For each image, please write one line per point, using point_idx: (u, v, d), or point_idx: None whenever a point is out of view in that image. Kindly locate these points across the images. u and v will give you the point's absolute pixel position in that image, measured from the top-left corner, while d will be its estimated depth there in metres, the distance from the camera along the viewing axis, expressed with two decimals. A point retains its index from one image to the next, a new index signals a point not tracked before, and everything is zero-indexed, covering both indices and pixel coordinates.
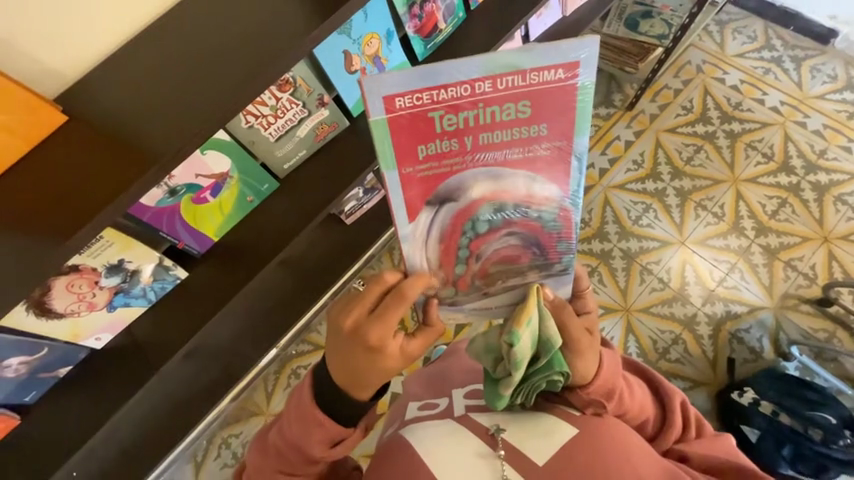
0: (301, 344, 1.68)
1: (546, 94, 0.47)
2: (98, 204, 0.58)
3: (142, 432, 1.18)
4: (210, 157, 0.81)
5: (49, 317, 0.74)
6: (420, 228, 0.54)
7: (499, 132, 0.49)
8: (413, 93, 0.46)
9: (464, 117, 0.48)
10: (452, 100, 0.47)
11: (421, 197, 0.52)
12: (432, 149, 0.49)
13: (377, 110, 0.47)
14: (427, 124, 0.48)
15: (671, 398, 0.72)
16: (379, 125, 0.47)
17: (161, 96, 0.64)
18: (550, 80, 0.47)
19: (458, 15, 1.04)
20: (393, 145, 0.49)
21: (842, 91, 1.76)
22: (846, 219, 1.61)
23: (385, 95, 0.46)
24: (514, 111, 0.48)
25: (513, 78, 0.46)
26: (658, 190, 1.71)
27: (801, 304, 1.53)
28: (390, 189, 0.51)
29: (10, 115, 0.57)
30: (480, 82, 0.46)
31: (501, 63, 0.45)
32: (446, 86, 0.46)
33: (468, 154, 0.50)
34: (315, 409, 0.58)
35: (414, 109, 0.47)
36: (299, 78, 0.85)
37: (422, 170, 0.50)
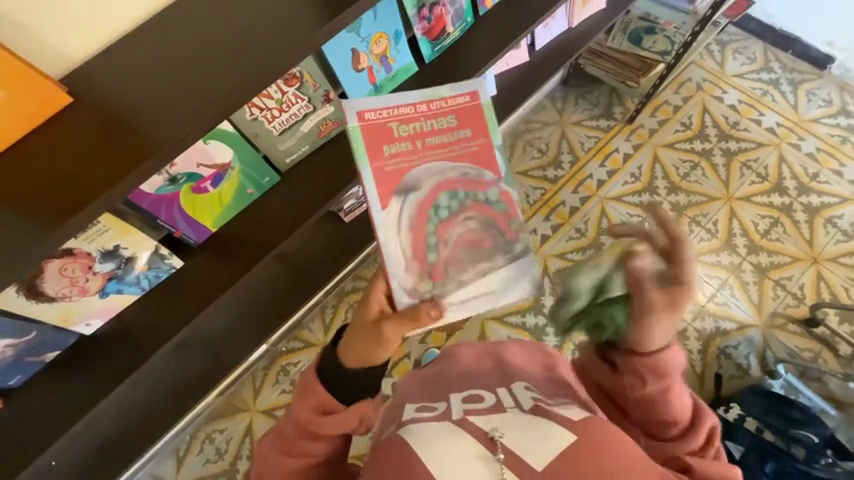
0: (292, 341, 1.66)
1: (463, 111, 0.72)
2: (99, 187, 0.58)
3: (126, 421, 1.17)
4: (213, 147, 0.81)
5: (39, 300, 0.73)
6: (392, 212, 0.67)
7: (441, 136, 0.70)
8: (379, 110, 0.68)
9: (415, 127, 0.69)
10: (404, 116, 0.69)
11: (391, 188, 0.67)
12: (396, 149, 0.68)
13: (353, 121, 0.68)
14: (390, 131, 0.68)
15: (682, 407, 0.67)
16: (354, 132, 0.67)
17: (168, 83, 0.64)
18: (464, 102, 0.73)
19: (466, 20, 1.05)
20: (365, 147, 0.67)
21: (836, 116, 1.80)
22: (836, 241, 1.63)
23: (360, 111, 0.68)
24: (447, 122, 0.71)
25: (441, 101, 0.71)
26: (654, 204, 1.73)
27: (789, 323, 1.56)
28: (367, 180, 0.67)
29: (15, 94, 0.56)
30: (420, 104, 0.70)
31: (431, 93, 0.71)
32: (399, 108, 0.69)
33: (420, 151, 0.69)
34: (314, 378, 0.65)
35: (379, 120, 0.68)
36: (306, 73, 0.86)
37: (390, 164, 0.68)
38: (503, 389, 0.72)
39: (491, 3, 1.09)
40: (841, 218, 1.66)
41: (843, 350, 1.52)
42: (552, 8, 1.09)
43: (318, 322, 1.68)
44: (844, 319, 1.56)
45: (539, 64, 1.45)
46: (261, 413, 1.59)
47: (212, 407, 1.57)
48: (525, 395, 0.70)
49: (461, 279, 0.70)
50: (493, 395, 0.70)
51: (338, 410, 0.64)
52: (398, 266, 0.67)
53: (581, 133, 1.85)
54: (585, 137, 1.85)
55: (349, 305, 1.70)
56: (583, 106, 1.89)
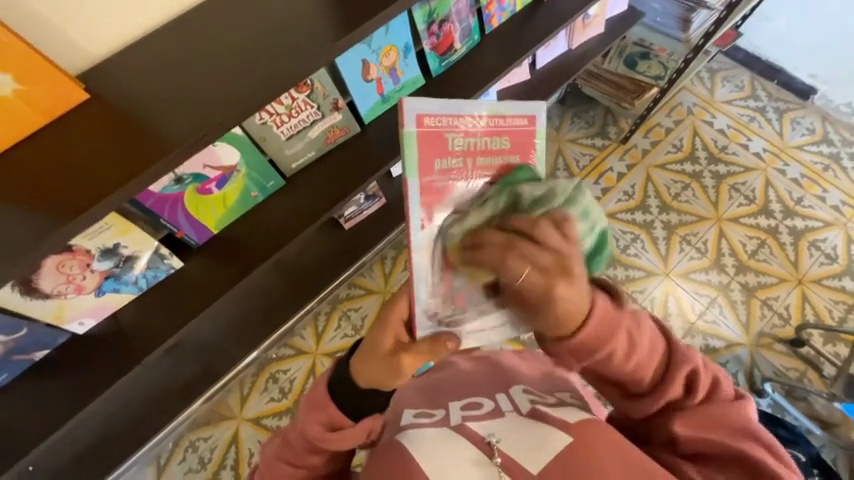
0: (283, 348, 1.64)
1: (519, 134, 0.59)
2: (110, 185, 0.58)
3: (110, 426, 1.13)
4: (221, 150, 0.82)
5: (33, 297, 0.72)
6: (433, 233, 0.57)
7: (489, 158, 0.58)
8: (436, 116, 0.55)
9: (468, 142, 0.57)
10: (461, 128, 0.57)
11: (433, 206, 0.56)
12: (444, 164, 0.56)
13: (410, 123, 0.54)
14: (444, 142, 0.56)
15: (650, 364, 0.61)
16: (409, 135, 0.54)
17: (184, 84, 0.65)
18: (521, 124, 0.59)
19: (473, 37, 1.09)
20: (416, 156, 0.55)
21: (819, 144, 1.87)
22: (819, 264, 1.68)
23: (417, 113, 0.55)
24: (499, 143, 0.58)
25: (500, 120, 0.58)
26: (646, 222, 1.77)
27: (775, 343, 1.59)
28: (411, 194, 0.55)
29: (35, 88, 0.57)
30: (479, 118, 0.57)
31: (490, 108, 0.58)
32: (457, 116, 0.56)
33: (470, 172, 0.57)
34: (324, 394, 0.63)
35: (434, 128, 0.56)
36: (317, 81, 0.87)
37: (438, 180, 0.56)
38: (502, 393, 0.72)
39: (497, 23, 1.13)
40: (825, 241, 1.71)
41: (827, 371, 1.55)
42: (554, 30, 1.13)
43: (310, 329, 1.66)
44: (827, 341, 1.60)
45: (539, 83, 1.49)
46: (248, 421, 1.55)
47: (197, 414, 1.53)
48: (522, 398, 0.69)
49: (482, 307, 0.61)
50: (491, 401, 0.70)
51: (346, 426, 0.63)
52: (426, 291, 0.59)
53: (576, 151, 1.90)
54: (580, 155, 1.90)
55: (343, 313, 1.68)
56: (579, 125, 1.95)
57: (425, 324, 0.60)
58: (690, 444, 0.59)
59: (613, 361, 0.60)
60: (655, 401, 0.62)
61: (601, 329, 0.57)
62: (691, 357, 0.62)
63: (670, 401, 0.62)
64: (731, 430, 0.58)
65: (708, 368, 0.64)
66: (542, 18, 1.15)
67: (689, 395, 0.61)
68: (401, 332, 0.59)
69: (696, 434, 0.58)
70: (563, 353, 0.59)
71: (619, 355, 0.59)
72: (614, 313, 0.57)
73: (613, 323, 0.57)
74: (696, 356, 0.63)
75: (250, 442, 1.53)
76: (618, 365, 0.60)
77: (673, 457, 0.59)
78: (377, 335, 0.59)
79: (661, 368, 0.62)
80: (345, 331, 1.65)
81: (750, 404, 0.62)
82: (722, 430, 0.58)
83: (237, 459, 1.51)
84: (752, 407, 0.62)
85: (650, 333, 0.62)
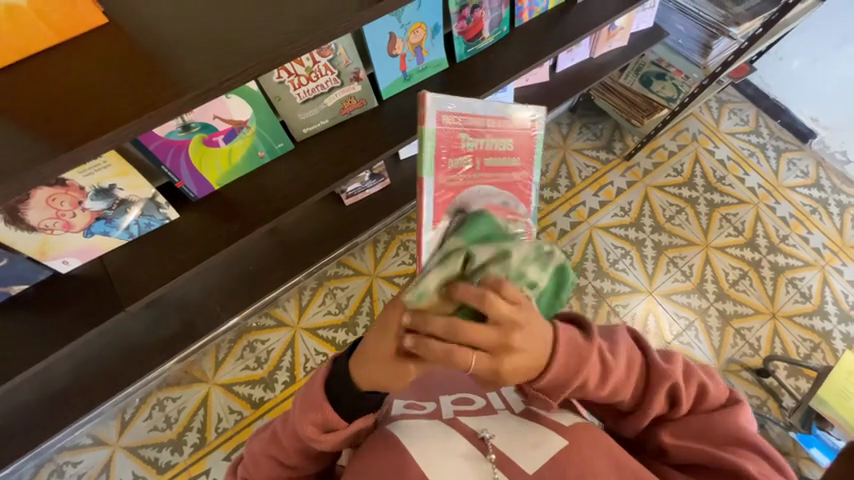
0: (264, 318, 1.62)
1: (523, 139, 0.63)
2: (124, 117, 0.56)
3: (75, 375, 1.09)
4: (233, 102, 0.79)
5: (18, 227, 0.68)
6: (440, 235, 0.57)
7: (498, 159, 0.61)
8: (455, 115, 0.57)
9: (481, 142, 0.59)
10: (474, 126, 0.59)
11: (446, 205, 0.57)
12: (458, 163, 0.58)
13: (430, 121, 0.55)
14: (458, 140, 0.57)
15: (628, 387, 0.66)
16: (428, 131, 0.55)
17: (206, 27, 0.62)
18: (524, 128, 0.64)
19: (502, 29, 1.07)
20: (432, 153, 0.56)
21: (811, 187, 1.93)
22: (794, 301, 1.75)
23: (439, 110, 0.55)
24: (506, 145, 0.62)
25: (508, 123, 0.62)
26: (638, 240, 1.81)
27: (742, 371, 1.64)
28: (425, 192, 0.55)
29: (54, 4, 0.53)
30: (488, 119, 0.60)
31: (498, 111, 0.61)
32: (471, 114, 0.59)
33: (479, 172, 0.59)
34: (320, 396, 0.60)
35: (452, 126, 0.57)
36: (341, 47, 0.85)
37: (450, 179, 0.57)
38: (494, 392, 0.74)
39: (527, 18, 1.12)
40: (801, 280, 1.78)
41: (785, 402, 1.62)
42: (582, 34, 1.12)
43: (294, 302, 1.65)
44: (791, 374, 1.66)
45: (556, 86, 1.49)
46: (219, 386, 1.53)
47: (168, 373, 1.50)
48: (514, 397, 0.72)
49: None
50: (483, 399, 0.71)
51: (340, 428, 0.61)
52: None
53: (580, 161, 1.92)
54: (583, 165, 1.91)
55: (330, 290, 1.67)
56: (586, 136, 1.97)
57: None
58: (681, 455, 0.65)
59: (586, 389, 0.63)
60: (640, 416, 0.68)
61: (569, 363, 0.58)
62: (671, 372, 0.67)
63: (656, 411, 0.67)
64: (716, 442, 0.64)
65: (692, 375, 0.69)
66: (571, 21, 1.14)
67: (675, 405, 0.67)
68: None
69: (683, 445, 0.65)
70: (537, 394, 0.62)
71: (592, 383, 0.62)
72: (579, 344, 0.60)
73: (581, 351, 0.59)
74: (677, 369, 0.68)
75: (220, 407, 1.51)
76: (593, 392, 0.64)
77: (666, 468, 0.65)
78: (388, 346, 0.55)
79: (640, 387, 0.68)
80: (329, 309, 1.64)
81: (741, 409, 0.68)
82: (708, 441, 0.64)
83: (204, 422, 1.49)
84: (744, 412, 0.68)
85: (625, 357, 0.66)
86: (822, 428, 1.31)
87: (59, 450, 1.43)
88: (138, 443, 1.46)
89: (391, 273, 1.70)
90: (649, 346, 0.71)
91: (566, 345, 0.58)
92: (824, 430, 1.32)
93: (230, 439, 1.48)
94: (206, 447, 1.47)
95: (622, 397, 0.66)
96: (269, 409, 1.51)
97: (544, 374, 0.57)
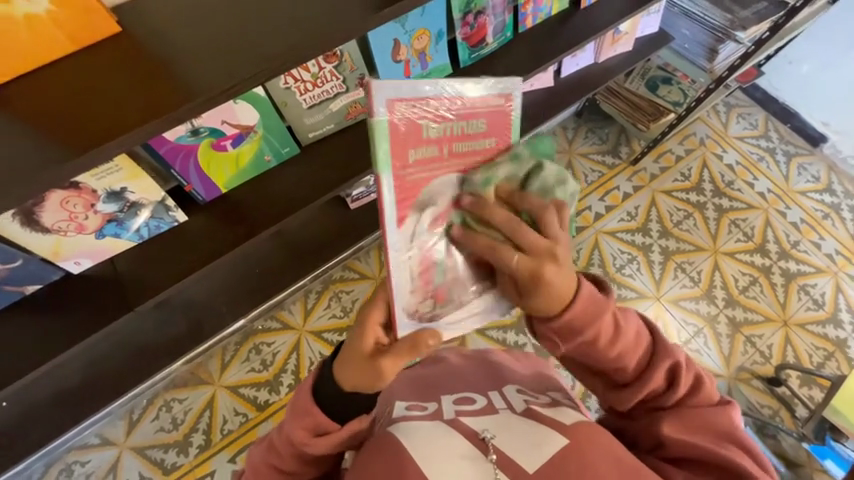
0: (269, 320, 1.63)
1: (493, 116, 0.59)
2: (133, 122, 0.58)
3: (85, 375, 1.11)
4: (241, 108, 0.81)
5: (33, 229, 0.71)
6: (408, 232, 0.56)
7: (467, 143, 0.58)
8: (408, 101, 0.52)
9: (445, 128, 0.55)
10: (435, 111, 0.54)
11: (411, 201, 0.55)
12: (421, 154, 0.54)
13: (381, 112, 0.50)
14: (420, 130, 0.53)
15: (635, 352, 0.66)
16: (381, 123, 0.51)
17: (216, 35, 0.64)
18: (492, 104, 0.59)
19: (505, 35, 1.09)
20: (389, 146, 0.52)
21: (822, 192, 1.90)
22: (806, 308, 1.71)
23: (389, 98, 0.51)
24: (476, 127, 0.58)
25: (472, 99, 0.57)
26: (645, 245, 1.79)
27: (753, 379, 1.61)
28: (385, 190, 0.52)
29: (69, 14, 0.56)
30: (450, 100, 0.56)
31: (459, 89, 0.56)
32: (430, 98, 0.54)
33: (446, 160, 0.57)
34: (308, 400, 0.61)
35: (409, 115, 0.52)
36: (346, 53, 0.87)
37: (413, 173, 0.54)
38: (495, 391, 0.74)
39: (531, 24, 1.13)
40: (814, 286, 1.74)
41: (798, 412, 1.58)
42: (586, 39, 1.13)
43: (299, 305, 1.66)
44: (804, 383, 1.62)
45: (562, 91, 1.50)
46: (225, 388, 1.54)
47: (175, 375, 1.52)
48: (516, 396, 0.72)
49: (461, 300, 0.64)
50: (484, 397, 0.71)
51: (332, 430, 0.62)
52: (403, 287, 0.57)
53: (586, 166, 1.92)
54: (589, 170, 1.91)
55: (335, 294, 1.68)
56: (592, 141, 1.96)
57: (406, 324, 0.59)
58: (677, 449, 0.63)
59: (597, 346, 0.63)
60: (639, 390, 0.67)
61: (587, 309, 0.61)
62: (674, 351, 0.68)
63: (651, 392, 0.67)
64: (712, 438, 0.63)
65: (690, 366, 0.69)
66: (575, 26, 1.14)
67: (671, 391, 0.67)
68: (381, 333, 0.58)
69: (681, 437, 0.63)
70: (548, 334, 0.63)
71: (603, 338, 0.63)
72: (599, 299, 0.61)
73: (600, 305, 0.61)
74: (679, 353, 0.68)
75: (225, 409, 1.52)
76: (601, 351, 0.64)
77: (661, 462, 0.64)
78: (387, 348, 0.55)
79: (645, 357, 0.68)
80: (334, 312, 1.65)
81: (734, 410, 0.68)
82: (705, 436, 0.63)
83: (210, 424, 1.50)
84: (734, 414, 0.67)
85: (637, 322, 0.67)
86: (837, 439, 1.27)
87: (68, 449, 1.45)
88: (145, 444, 1.48)
89: None
90: (657, 329, 0.71)
91: (586, 299, 0.60)
92: (838, 441, 1.28)
93: (235, 441, 1.49)
94: (212, 449, 1.48)
95: (630, 359, 0.66)
96: (274, 412, 1.52)
97: (564, 310, 0.60)
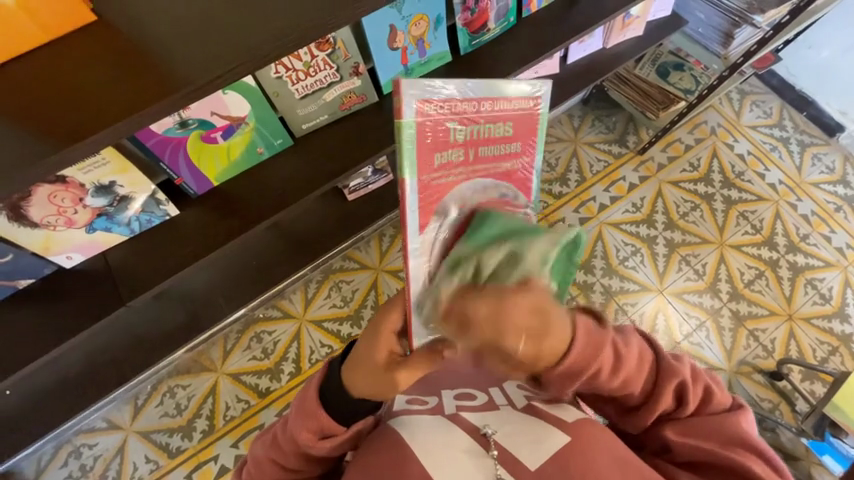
0: (270, 309, 1.64)
1: (523, 120, 0.54)
2: (113, 116, 0.56)
3: (85, 364, 1.12)
4: (230, 99, 0.78)
5: (22, 224, 0.70)
6: (427, 242, 0.50)
7: (495, 147, 0.53)
8: (438, 100, 0.46)
9: (473, 130, 0.50)
10: (464, 112, 0.49)
11: (434, 208, 0.49)
12: (446, 158, 0.49)
13: (408, 112, 0.45)
14: (445, 131, 0.48)
15: (639, 377, 0.64)
16: (407, 125, 0.45)
17: (198, 24, 0.61)
18: (525, 107, 0.54)
19: (508, 19, 1.03)
20: (413, 150, 0.47)
21: (836, 184, 1.84)
22: (812, 303, 1.68)
23: (417, 97, 0.45)
24: (504, 130, 0.53)
25: (507, 102, 0.52)
26: (649, 237, 1.76)
27: (754, 373, 1.60)
28: (408, 197, 0.47)
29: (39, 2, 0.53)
30: (482, 101, 0.50)
31: (493, 89, 0.51)
32: (460, 97, 0.48)
33: (472, 165, 0.51)
34: (314, 402, 0.60)
35: (436, 114, 0.47)
36: (339, 40, 0.83)
37: (437, 179, 0.49)
38: (495, 386, 0.73)
39: (535, 7, 1.07)
40: (822, 281, 1.71)
41: (799, 407, 1.57)
42: (594, 24, 1.08)
43: (300, 294, 1.66)
44: (805, 378, 1.61)
45: (567, 78, 1.44)
46: (227, 376, 1.56)
47: (178, 362, 1.54)
48: (517, 394, 0.70)
49: None
50: (484, 393, 0.70)
51: (338, 432, 0.62)
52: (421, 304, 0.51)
53: (591, 155, 1.87)
54: (595, 159, 1.86)
55: (335, 284, 1.67)
56: (598, 129, 1.91)
57: (423, 334, 0.54)
58: (687, 454, 0.63)
59: (599, 378, 0.61)
60: (646, 412, 0.66)
61: (586, 351, 0.55)
62: (679, 369, 0.65)
63: (660, 411, 0.66)
64: (723, 443, 0.62)
65: (698, 378, 0.68)
66: (582, 9, 1.09)
67: (680, 406, 0.66)
68: (395, 342, 0.56)
69: (689, 443, 0.63)
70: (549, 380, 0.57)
71: (605, 373, 0.60)
72: (596, 333, 0.56)
73: (595, 340, 0.56)
74: (684, 368, 0.66)
75: (228, 396, 1.54)
76: (604, 382, 0.62)
77: (671, 466, 0.64)
78: (371, 348, 0.55)
79: (651, 379, 0.66)
80: (334, 302, 1.65)
81: (746, 414, 0.66)
82: (714, 440, 0.63)
83: (212, 410, 1.53)
84: (748, 417, 0.66)
85: (638, 346, 0.65)
86: (835, 436, 1.26)
87: (75, 433, 1.49)
88: (149, 428, 1.51)
89: (396, 267, 1.69)
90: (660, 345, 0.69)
91: (587, 334, 0.53)
92: (838, 437, 1.27)
93: (236, 427, 1.52)
94: (214, 434, 1.51)
95: (632, 388, 0.65)
96: (275, 399, 1.54)
97: (563, 358, 0.52)
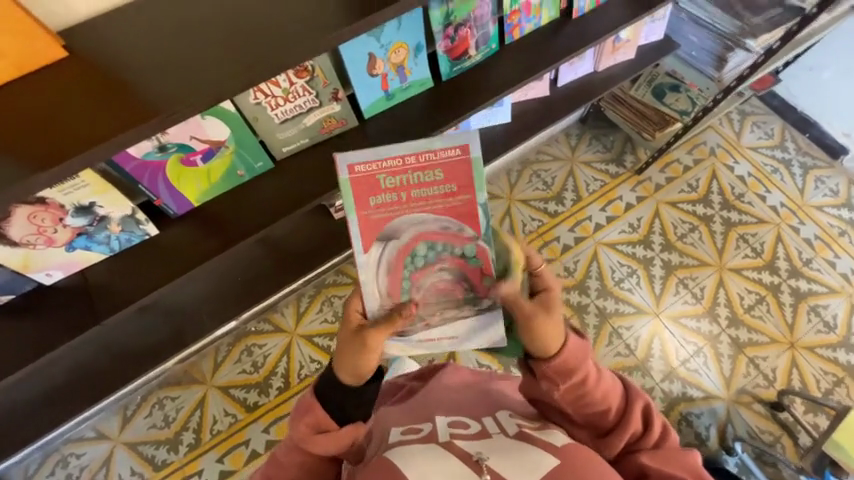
0: (261, 323, 1.64)
1: (455, 166, 0.66)
2: (81, 144, 0.57)
3: (69, 376, 1.14)
4: (209, 124, 0.81)
5: (1, 243, 0.72)
6: (371, 259, 0.68)
7: (426, 190, 0.67)
8: (366, 162, 0.65)
9: (401, 179, 0.66)
10: (390, 168, 0.65)
11: (372, 236, 0.68)
12: (378, 201, 0.67)
13: (341, 172, 0.65)
14: (375, 182, 0.66)
15: (613, 393, 0.73)
16: (343, 182, 0.66)
17: (172, 56, 0.63)
18: (454, 155, 0.66)
19: (490, 47, 1.05)
20: (350, 196, 0.66)
21: (840, 208, 1.80)
22: (817, 331, 1.63)
23: (348, 162, 0.65)
24: (433, 175, 0.66)
25: (435, 153, 0.66)
26: (645, 258, 1.73)
27: (754, 402, 1.54)
28: (350, 229, 0.67)
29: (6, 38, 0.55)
30: (408, 156, 0.65)
31: (419, 144, 0.65)
32: (386, 157, 0.65)
33: (404, 204, 0.67)
34: (309, 401, 0.73)
35: (365, 172, 0.66)
36: (318, 67, 0.86)
37: (372, 216, 0.67)
38: (489, 417, 0.74)
39: (519, 34, 1.09)
40: (826, 308, 1.65)
41: (801, 440, 1.51)
42: (579, 49, 1.09)
43: (291, 309, 1.66)
44: (809, 409, 1.55)
45: (557, 100, 1.45)
46: (216, 389, 1.56)
47: (168, 373, 1.55)
48: (509, 421, 0.71)
49: (430, 320, 0.73)
50: (477, 423, 0.71)
51: (332, 428, 0.72)
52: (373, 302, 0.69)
53: (588, 174, 1.86)
54: (591, 179, 1.85)
55: (327, 299, 1.68)
56: (595, 148, 1.90)
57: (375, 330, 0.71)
58: None
59: (584, 382, 0.70)
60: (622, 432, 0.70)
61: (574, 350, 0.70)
62: (642, 393, 0.76)
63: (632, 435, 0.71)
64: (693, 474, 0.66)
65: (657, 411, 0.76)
66: (568, 35, 1.10)
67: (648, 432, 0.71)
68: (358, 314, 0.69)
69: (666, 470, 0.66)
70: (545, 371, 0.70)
71: (591, 377, 0.71)
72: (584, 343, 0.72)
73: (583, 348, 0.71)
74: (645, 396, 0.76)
75: (215, 410, 1.54)
76: (587, 389, 0.71)
77: None
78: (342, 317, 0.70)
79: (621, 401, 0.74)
80: (325, 317, 1.65)
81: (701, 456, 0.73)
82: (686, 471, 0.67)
83: (199, 423, 1.53)
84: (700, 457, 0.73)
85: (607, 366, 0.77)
86: (837, 475, 1.20)
87: (64, 441, 1.50)
88: (137, 440, 1.51)
89: None
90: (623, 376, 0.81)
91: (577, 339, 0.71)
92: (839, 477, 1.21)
93: (223, 442, 1.51)
94: (201, 448, 1.50)
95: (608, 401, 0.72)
96: (263, 414, 1.54)
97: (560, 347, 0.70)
